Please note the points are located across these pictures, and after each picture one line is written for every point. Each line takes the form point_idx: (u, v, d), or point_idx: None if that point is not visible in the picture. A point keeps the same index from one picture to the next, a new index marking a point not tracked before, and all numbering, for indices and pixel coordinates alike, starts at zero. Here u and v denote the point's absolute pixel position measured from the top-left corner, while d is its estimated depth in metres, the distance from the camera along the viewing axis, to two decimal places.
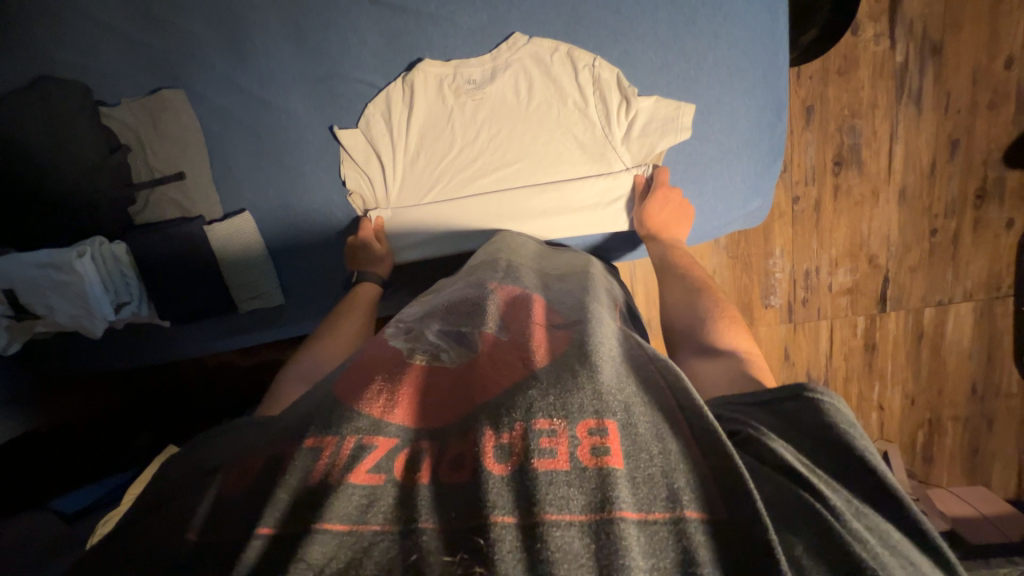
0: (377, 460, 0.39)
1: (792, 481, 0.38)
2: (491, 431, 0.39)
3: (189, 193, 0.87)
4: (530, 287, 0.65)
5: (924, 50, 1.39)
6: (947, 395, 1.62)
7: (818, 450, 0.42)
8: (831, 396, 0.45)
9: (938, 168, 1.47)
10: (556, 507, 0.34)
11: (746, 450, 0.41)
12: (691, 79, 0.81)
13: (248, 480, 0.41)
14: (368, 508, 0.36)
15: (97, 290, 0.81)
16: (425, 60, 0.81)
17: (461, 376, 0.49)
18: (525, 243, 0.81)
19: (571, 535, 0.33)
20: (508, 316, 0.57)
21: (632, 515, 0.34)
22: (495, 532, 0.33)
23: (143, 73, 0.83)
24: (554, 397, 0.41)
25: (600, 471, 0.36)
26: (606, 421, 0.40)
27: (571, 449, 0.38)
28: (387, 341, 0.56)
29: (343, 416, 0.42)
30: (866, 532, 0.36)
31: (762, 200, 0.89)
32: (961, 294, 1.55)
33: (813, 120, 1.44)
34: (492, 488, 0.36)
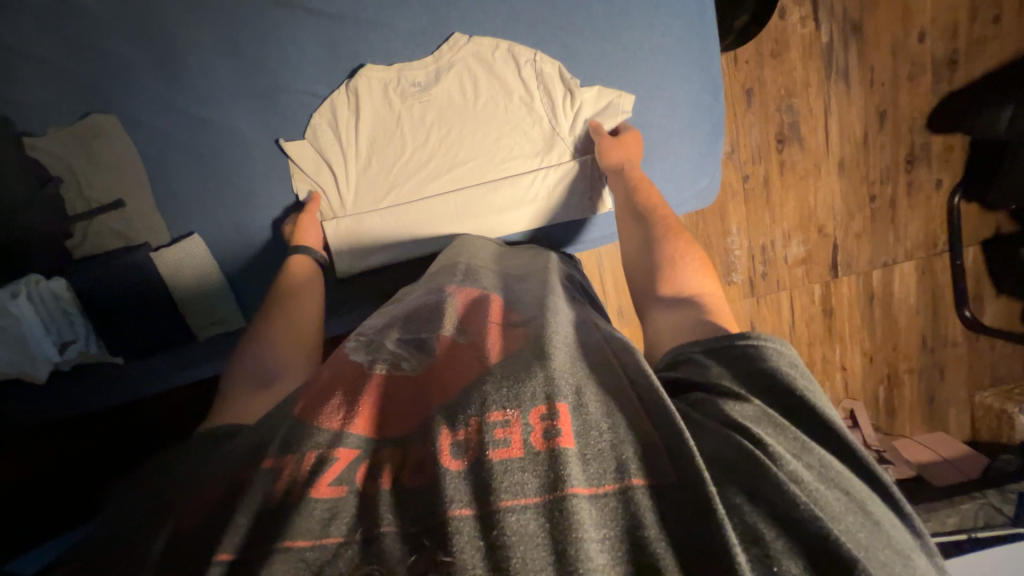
0: (338, 472, 0.39)
1: (734, 431, 0.41)
2: (446, 429, 0.40)
3: (131, 221, 0.83)
4: (488, 287, 0.65)
5: (846, 29, 1.49)
6: (902, 349, 1.72)
7: (763, 395, 0.45)
8: (774, 341, 0.49)
9: (870, 138, 1.57)
10: (511, 494, 0.36)
11: (697, 410, 0.45)
12: (631, 68, 0.83)
13: (206, 510, 0.39)
14: (332, 520, 0.36)
15: (38, 330, 0.78)
16: (367, 66, 0.81)
17: (421, 381, 0.48)
18: (484, 244, 0.81)
19: (526, 517, 0.35)
20: (466, 318, 0.58)
21: (583, 490, 0.36)
22: (454, 526, 0.35)
23: (67, 99, 0.79)
24: (507, 389, 0.42)
25: (552, 454, 0.38)
26: (557, 405, 0.41)
27: (523, 436, 0.39)
28: (346, 356, 0.54)
29: (303, 433, 0.42)
30: (803, 469, 0.39)
31: (710, 179, 0.93)
32: (903, 254, 1.66)
33: (754, 101, 1.51)
34: (451, 483, 0.37)
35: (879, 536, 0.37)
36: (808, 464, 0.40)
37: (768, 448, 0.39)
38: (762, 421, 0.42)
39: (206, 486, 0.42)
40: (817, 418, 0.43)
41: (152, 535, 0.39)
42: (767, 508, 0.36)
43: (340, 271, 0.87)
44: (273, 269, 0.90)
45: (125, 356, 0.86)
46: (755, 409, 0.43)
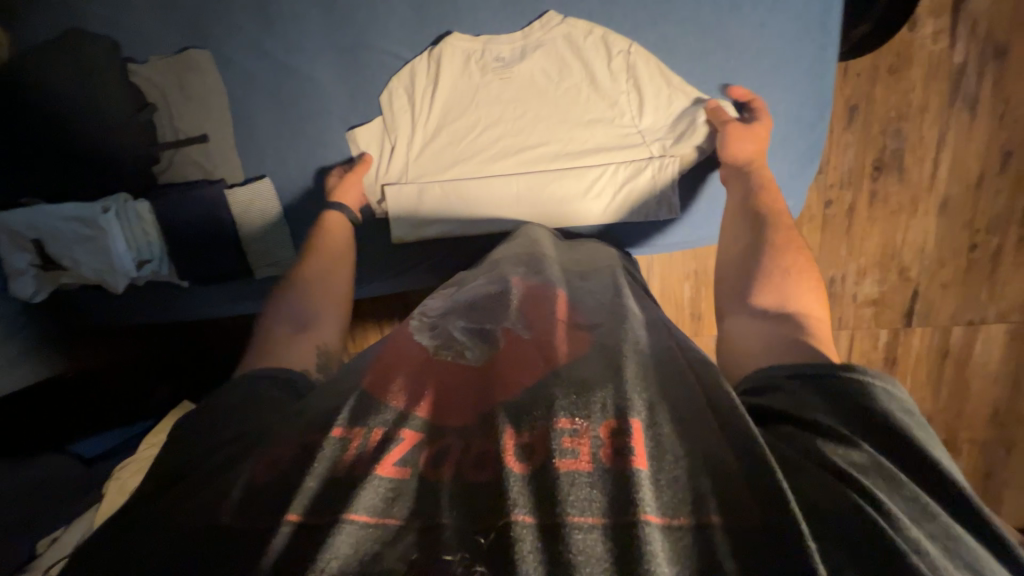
0: (401, 454, 0.40)
1: (841, 482, 0.38)
2: (511, 429, 0.39)
3: (212, 156, 0.87)
4: (554, 279, 0.63)
5: (986, 52, 1.30)
6: (966, 417, 1.57)
7: (862, 434, 0.42)
8: (886, 382, 0.45)
9: (986, 180, 1.39)
10: (578, 510, 0.34)
11: (791, 446, 0.42)
12: (729, 69, 0.77)
13: (280, 467, 0.42)
14: (393, 501, 0.37)
15: (120, 246, 0.84)
16: (454, 34, 0.79)
17: (483, 372, 0.48)
18: (542, 233, 0.78)
19: (593, 537, 0.33)
20: (530, 312, 0.56)
21: (656, 519, 0.34)
22: (516, 532, 0.34)
23: (170, 31, 0.83)
24: (575, 396, 0.41)
25: (623, 473, 0.36)
26: (630, 421, 0.39)
27: (593, 450, 0.38)
28: (412, 337, 0.55)
29: (369, 409, 0.44)
30: (922, 538, 0.35)
31: (795, 202, 0.84)
32: (994, 315, 1.49)
33: (856, 121, 1.36)
34: (514, 485, 0.36)
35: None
36: (929, 533, 0.36)
37: (885, 510, 0.36)
38: (874, 474, 0.39)
39: (282, 447, 0.44)
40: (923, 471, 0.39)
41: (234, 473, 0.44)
42: None
43: (396, 237, 0.88)
44: None
45: (192, 280, 0.92)
46: (863, 457, 0.40)
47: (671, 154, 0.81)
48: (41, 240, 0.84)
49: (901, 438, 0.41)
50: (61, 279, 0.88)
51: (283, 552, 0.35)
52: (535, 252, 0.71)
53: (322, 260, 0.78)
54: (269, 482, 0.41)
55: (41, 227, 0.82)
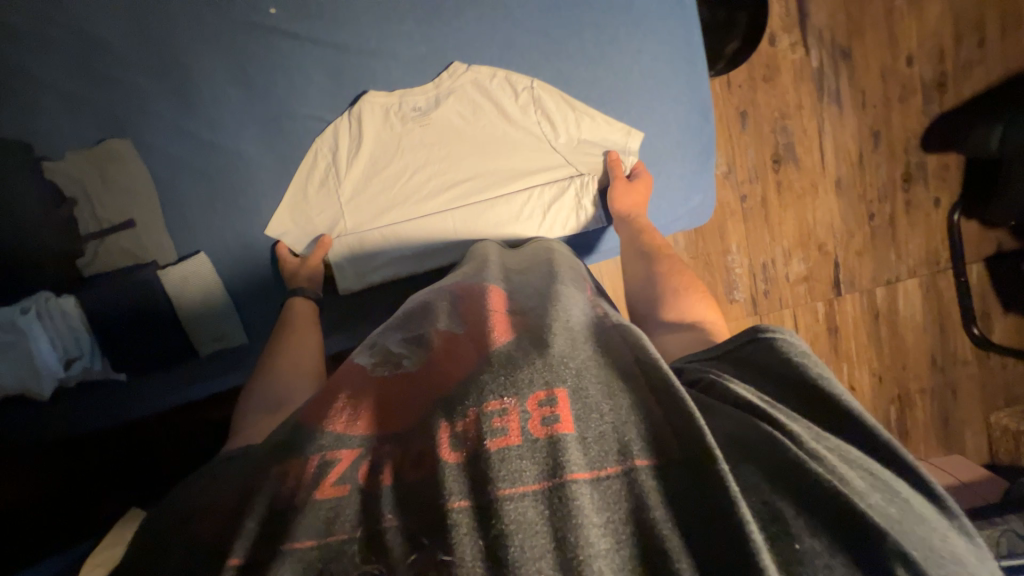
0: (342, 471, 0.40)
1: (750, 414, 0.42)
2: (445, 423, 0.40)
3: (141, 240, 0.86)
4: (489, 277, 0.66)
5: (835, 55, 1.54)
6: (910, 369, 1.69)
7: (762, 386, 0.47)
8: (783, 333, 0.51)
9: (865, 158, 1.60)
10: (508, 482, 0.36)
11: (712, 394, 0.46)
12: (622, 91, 0.87)
13: (223, 520, 0.39)
14: (335, 519, 0.37)
15: (43, 346, 0.80)
16: (371, 92, 0.85)
17: (422, 376, 0.48)
18: (485, 245, 0.82)
19: (525, 504, 0.35)
20: (466, 310, 0.57)
21: (584, 475, 0.36)
22: (453, 517, 0.35)
23: (86, 125, 0.83)
24: (503, 377, 0.42)
25: (550, 439, 0.38)
26: (555, 391, 0.41)
27: (521, 423, 0.39)
28: (351, 359, 0.54)
29: (308, 437, 0.43)
30: (824, 451, 0.39)
31: (704, 196, 0.94)
32: (906, 272, 1.66)
33: (748, 124, 1.54)
34: (449, 474, 0.37)
35: (910, 514, 0.36)
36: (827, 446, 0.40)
37: (789, 433, 0.40)
38: (775, 406, 0.43)
39: (225, 495, 0.42)
40: (821, 398, 0.44)
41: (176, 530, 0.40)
42: (790, 491, 0.36)
43: (342, 288, 0.90)
44: (276, 285, 0.92)
45: (130, 371, 0.88)
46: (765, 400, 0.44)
47: (586, 172, 0.89)
48: None
49: (805, 386, 0.45)
50: None
51: None
52: (481, 261, 0.74)
53: (291, 334, 0.77)
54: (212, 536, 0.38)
55: None
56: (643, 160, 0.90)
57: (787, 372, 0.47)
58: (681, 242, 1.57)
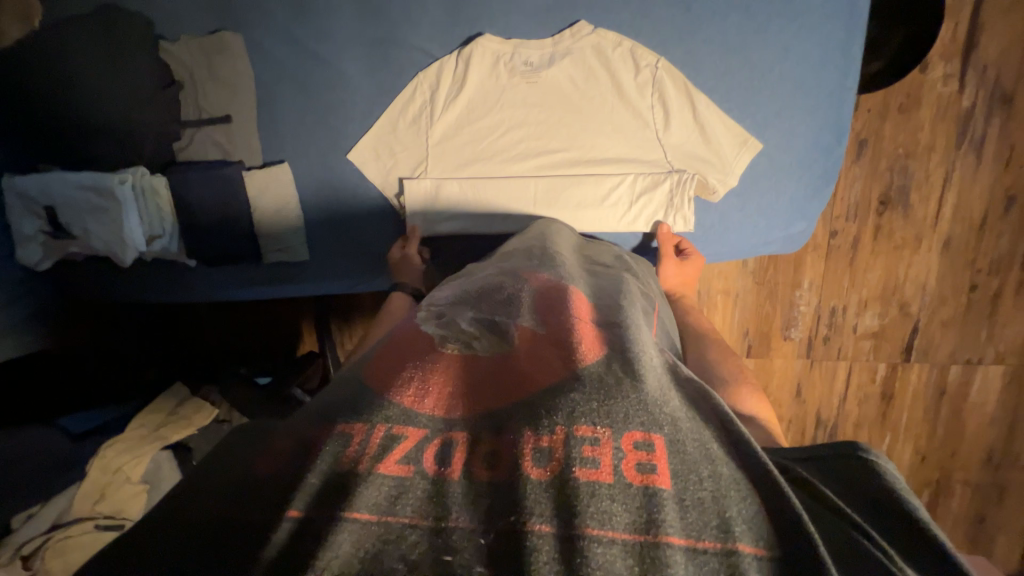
0: (406, 451, 0.39)
1: (847, 525, 0.39)
2: (530, 433, 0.39)
3: (233, 137, 0.88)
4: (564, 275, 0.64)
5: (993, 98, 1.34)
6: (960, 458, 1.56)
7: (864, 511, 0.42)
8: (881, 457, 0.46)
9: (989, 222, 1.42)
10: (599, 523, 0.34)
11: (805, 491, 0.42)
12: (752, 89, 0.78)
13: (280, 462, 0.40)
14: (398, 498, 0.36)
15: (132, 218, 0.84)
16: (485, 35, 0.80)
17: (498, 368, 0.48)
18: (562, 232, 0.80)
19: (614, 552, 0.33)
20: (542, 307, 0.56)
21: (678, 541, 0.35)
22: (533, 541, 0.33)
23: (204, 13, 0.84)
24: (598, 403, 0.41)
25: (646, 489, 0.37)
26: (653, 436, 0.39)
27: (615, 461, 0.38)
28: (421, 326, 0.55)
29: (371, 405, 0.42)
30: None
31: (807, 224, 0.86)
32: (992, 356, 1.50)
33: (864, 155, 1.39)
34: (533, 491, 0.36)
35: None
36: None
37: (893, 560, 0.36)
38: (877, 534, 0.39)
39: (280, 441, 0.42)
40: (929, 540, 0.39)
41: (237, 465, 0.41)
42: None
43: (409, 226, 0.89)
44: (344, 212, 0.92)
45: (199, 260, 0.91)
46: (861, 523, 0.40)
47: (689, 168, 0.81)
48: (54, 207, 0.83)
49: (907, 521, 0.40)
50: (68, 248, 0.87)
51: (284, 545, 0.34)
52: (550, 248, 0.72)
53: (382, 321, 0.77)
54: (267, 478, 0.39)
55: (56, 193, 0.82)
56: (752, 171, 0.82)
57: (883, 498, 0.42)
58: (750, 264, 1.47)
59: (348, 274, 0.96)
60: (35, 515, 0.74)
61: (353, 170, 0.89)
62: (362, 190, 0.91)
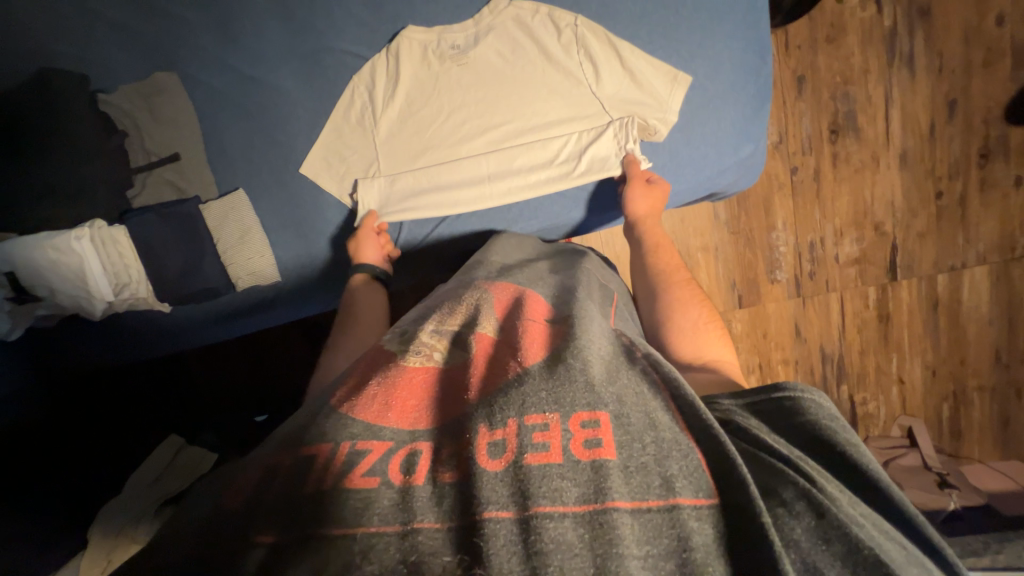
0: (372, 462, 0.39)
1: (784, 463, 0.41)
2: (484, 427, 0.41)
3: (185, 173, 0.88)
4: (524, 286, 0.67)
5: (912, 13, 1.40)
6: (970, 365, 1.56)
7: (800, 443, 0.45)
8: (811, 392, 0.48)
9: (938, 130, 1.46)
10: (550, 500, 0.36)
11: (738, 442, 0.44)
12: (674, 28, 0.81)
13: (247, 492, 0.38)
14: (366, 510, 0.36)
15: (96, 269, 0.84)
16: (408, 28, 0.83)
17: (458, 376, 0.48)
18: (524, 242, 0.85)
19: (565, 527, 0.35)
20: (500, 316, 0.59)
21: (625, 506, 0.37)
22: (488, 528, 0.34)
23: (137, 61, 0.86)
24: (546, 391, 0.43)
25: (593, 463, 0.38)
26: (598, 412, 0.41)
27: (563, 442, 0.39)
28: (382, 346, 0.55)
29: (338, 421, 0.42)
30: (868, 521, 0.38)
31: (755, 146, 0.88)
32: (974, 258, 1.52)
33: (805, 89, 1.43)
34: (487, 482, 0.37)
35: None
36: (864, 515, 0.39)
37: (821, 485, 0.39)
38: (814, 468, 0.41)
39: (250, 473, 0.40)
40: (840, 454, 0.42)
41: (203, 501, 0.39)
42: (839, 554, 0.35)
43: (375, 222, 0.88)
44: (307, 228, 0.92)
45: (172, 302, 0.91)
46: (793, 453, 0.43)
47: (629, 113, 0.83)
48: (13, 271, 0.81)
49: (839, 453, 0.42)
50: (36, 313, 0.86)
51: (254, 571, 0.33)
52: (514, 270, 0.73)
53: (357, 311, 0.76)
54: (236, 508, 0.36)
55: (13, 258, 0.80)
56: (690, 105, 0.84)
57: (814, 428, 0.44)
58: (723, 216, 1.48)
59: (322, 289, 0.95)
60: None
61: (308, 184, 0.90)
62: (321, 203, 0.91)
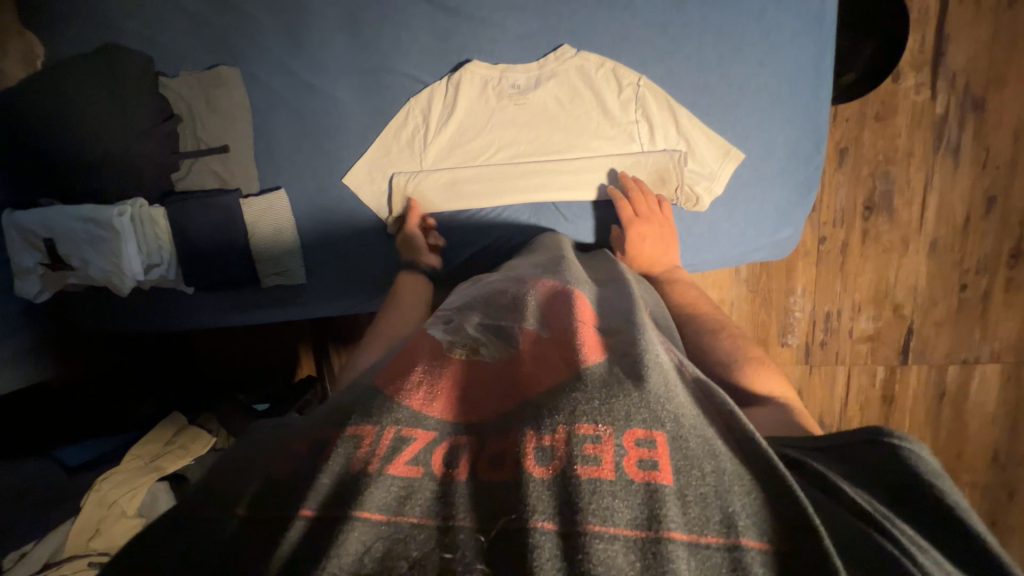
0: (416, 452, 0.39)
1: (862, 520, 0.38)
2: (532, 432, 0.39)
3: (230, 165, 0.90)
4: (569, 279, 0.64)
5: (965, 104, 1.39)
6: (966, 459, 1.55)
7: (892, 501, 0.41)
8: (915, 448, 0.45)
9: (972, 223, 1.45)
10: (600, 519, 0.34)
11: (821, 491, 0.41)
12: (732, 103, 0.83)
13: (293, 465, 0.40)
14: (406, 499, 0.36)
15: (131, 248, 0.84)
16: (474, 62, 0.84)
17: (502, 372, 0.48)
18: (562, 241, 0.81)
19: (615, 548, 0.33)
20: (547, 311, 0.56)
21: (681, 536, 0.34)
22: (535, 538, 0.33)
23: (202, 50, 0.87)
24: (599, 401, 0.40)
25: (647, 486, 0.36)
26: (655, 433, 0.39)
27: (616, 458, 0.37)
28: (427, 331, 0.55)
29: (382, 406, 0.42)
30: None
31: (793, 231, 0.89)
32: (988, 354, 1.51)
33: (846, 163, 1.43)
34: (535, 490, 0.36)
35: None
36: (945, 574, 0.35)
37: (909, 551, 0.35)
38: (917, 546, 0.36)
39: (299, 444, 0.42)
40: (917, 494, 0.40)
41: (247, 466, 0.41)
42: None
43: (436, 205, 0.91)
44: (340, 235, 0.93)
45: (197, 287, 0.92)
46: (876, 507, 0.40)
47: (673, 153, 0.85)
48: (52, 239, 0.83)
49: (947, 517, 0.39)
50: (66, 280, 0.88)
51: (295, 548, 0.33)
52: (557, 256, 0.73)
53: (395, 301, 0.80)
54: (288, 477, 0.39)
55: (55, 226, 0.82)
56: (737, 182, 0.86)
57: (915, 485, 0.41)
58: (744, 273, 1.48)
59: (344, 294, 0.96)
60: (27, 553, 0.69)
61: (349, 193, 0.91)
62: (359, 213, 0.92)
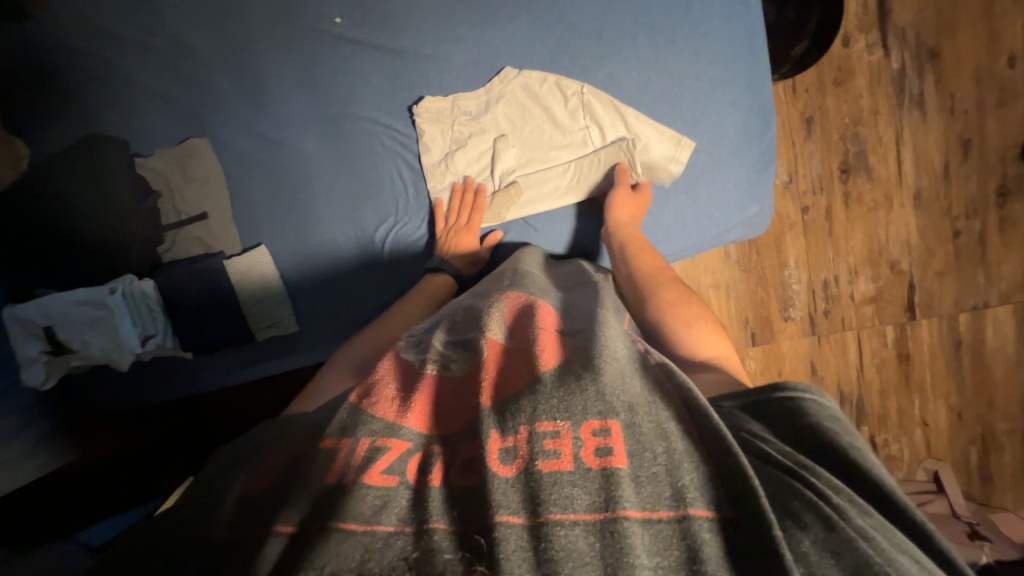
0: (390, 461, 0.41)
1: (783, 473, 0.42)
2: (496, 432, 0.42)
3: (211, 230, 0.93)
4: (533, 291, 0.67)
5: (920, 55, 1.41)
6: (998, 407, 1.50)
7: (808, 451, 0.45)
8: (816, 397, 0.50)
9: (952, 169, 1.45)
10: (560, 507, 0.37)
11: (749, 451, 0.45)
12: (677, 94, 0.85)
13: (271, 479, 0.43)
14: (383, 508, 0.38)
15: (125, 323, 0.87)
16: (424, 97, 0.88)
17: (471, 381, 0.49)
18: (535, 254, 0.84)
19: (575, 534, 0.36)
20: (512, 324, 0.58)
21: (636, 514, 0.37)
22: (500, 533, 0.36)
23: (172, 126, 0.92)
24: (557, 399, 0.44)
25: (604, 471, 0.39)
26: (609, 422, 0.42)
27: (575, 450, 0.40)
28: (398, 353, 0.56)
29: (358, 419, 0.45)
30: (872, 530, 0.38)
31: (762, 207, 0.91)
32: (997, 297, 1.48)
33: (814, 131, 1.44)
34: (499, 486, 0.39)
35: None
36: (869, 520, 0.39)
37: (826, 496, 0.39)
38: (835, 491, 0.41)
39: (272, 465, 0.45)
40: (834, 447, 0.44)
41: (229, 481, 0.44)
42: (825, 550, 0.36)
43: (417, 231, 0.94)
44: (324, 280, 0.96)
45: (195, 351, 0.94)
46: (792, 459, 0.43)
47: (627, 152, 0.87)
48: (52, 325, 0.86)
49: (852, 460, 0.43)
50: (70, 363, 0.91)
51: (276, 562, 0.36)
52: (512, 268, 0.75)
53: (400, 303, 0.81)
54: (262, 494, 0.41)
55: (52, 312, 0.86)
56: (695, 169, 0.87)
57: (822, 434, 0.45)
58: (734, 254, 1.47)
59: (336, 336, 0.98)
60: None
61: (327, 239, 0.94)
62: (339, 256, 0.95)
